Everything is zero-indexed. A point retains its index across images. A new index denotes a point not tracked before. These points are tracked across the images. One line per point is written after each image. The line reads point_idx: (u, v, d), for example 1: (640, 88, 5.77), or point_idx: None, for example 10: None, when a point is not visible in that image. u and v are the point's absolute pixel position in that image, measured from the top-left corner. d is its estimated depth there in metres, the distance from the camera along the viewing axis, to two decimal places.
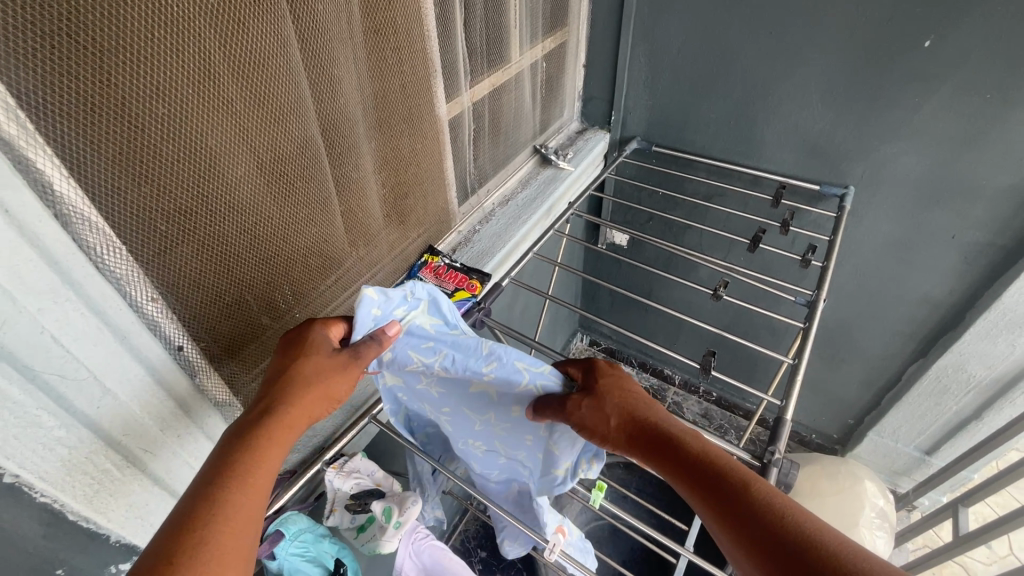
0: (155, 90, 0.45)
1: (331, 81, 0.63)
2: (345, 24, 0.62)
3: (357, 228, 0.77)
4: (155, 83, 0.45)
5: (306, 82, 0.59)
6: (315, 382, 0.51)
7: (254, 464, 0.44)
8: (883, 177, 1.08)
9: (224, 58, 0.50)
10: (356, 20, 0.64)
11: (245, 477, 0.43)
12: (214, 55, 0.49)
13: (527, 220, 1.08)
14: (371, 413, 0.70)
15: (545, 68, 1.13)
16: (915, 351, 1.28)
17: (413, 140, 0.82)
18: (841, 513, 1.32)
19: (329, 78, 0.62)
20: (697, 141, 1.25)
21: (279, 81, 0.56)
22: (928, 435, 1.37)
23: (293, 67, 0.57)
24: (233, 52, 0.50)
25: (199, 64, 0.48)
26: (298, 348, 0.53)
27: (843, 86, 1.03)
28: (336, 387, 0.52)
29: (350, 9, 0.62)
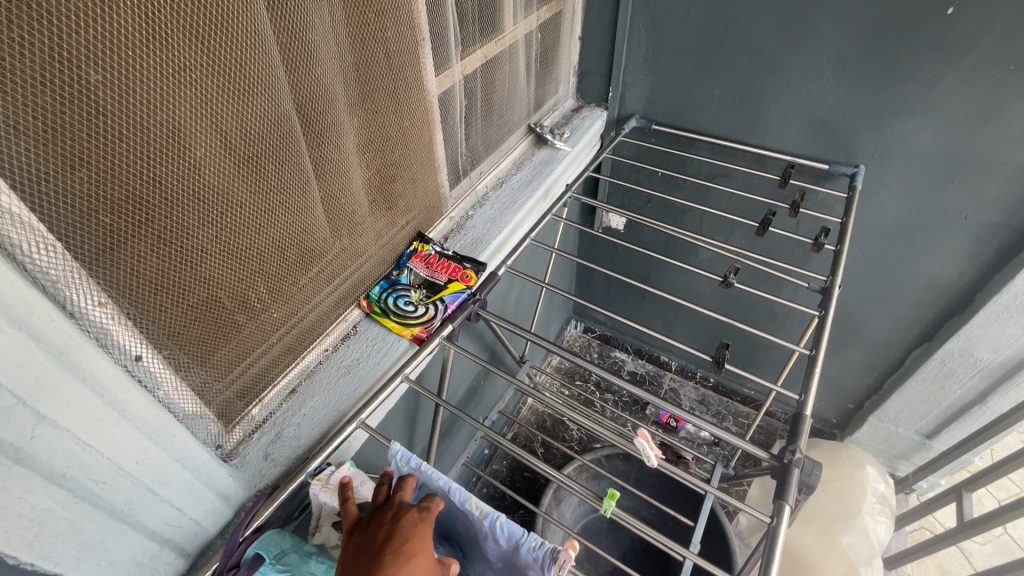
0: (89, 53, 0.37)
1: (306, 45, 0.54)
2: None
3: (341, 216, 0.70)
4: (88, 44, 0.37)
5: (276, 47, 0.51)
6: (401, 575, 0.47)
7: None
8: (894, 155, 1.03)
9: (173, 14, 0.41)
10: None
11: None
12: (161, 11, 0.41)
13: (523, 204, 1.01)
14: (360, 418, 0.64)
15: (540, 39, 1.05)
16: (919, 335, 1.26)
17: (400, 119, 0.74)
18: (844, 498, 1.30)
19: (303, 42, 0.54)
20: (700, 119, 1.18)
21: (245, 48, 0.48)
22: (929, 418, 1.35)
23: (260, 29, 0.49)
24: (184, 7, 0.42)
25: (143, 20, 0.40)
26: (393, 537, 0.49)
27: (858, 58, 0.97)
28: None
29: None
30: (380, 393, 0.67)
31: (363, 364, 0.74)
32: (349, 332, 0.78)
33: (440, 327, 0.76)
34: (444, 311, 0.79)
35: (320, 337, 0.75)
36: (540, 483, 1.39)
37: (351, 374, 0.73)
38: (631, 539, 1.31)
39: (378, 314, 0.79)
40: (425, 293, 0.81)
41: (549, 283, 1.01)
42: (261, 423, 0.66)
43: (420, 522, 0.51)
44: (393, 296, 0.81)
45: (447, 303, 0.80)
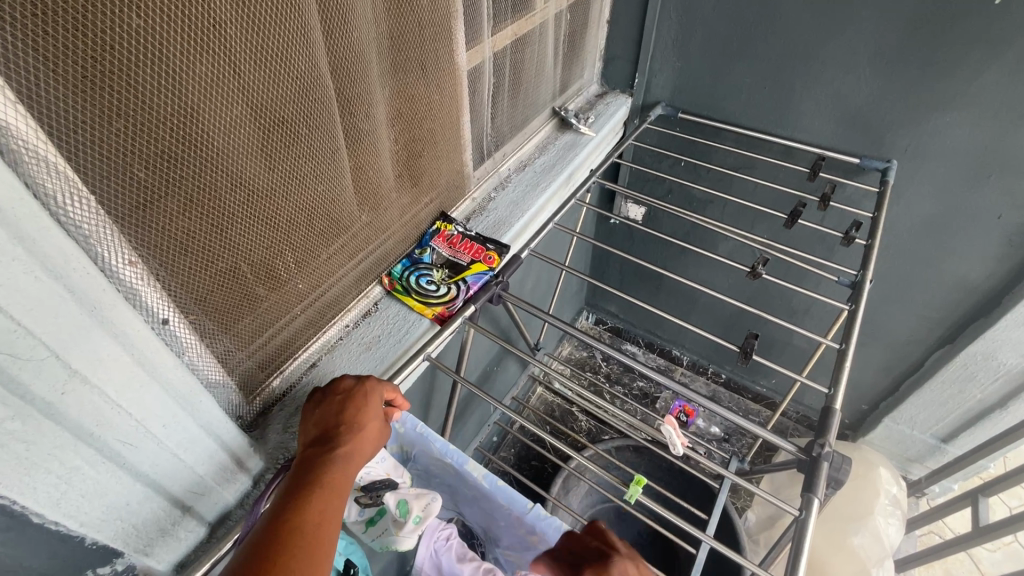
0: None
1: (343, 8, 0.53)
2: None
3: (368, 189, 0.68)
4: None
5: (315, 7, 0.50)
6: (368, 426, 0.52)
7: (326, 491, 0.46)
8: (929, 150, 1.01)
9: None
10: None
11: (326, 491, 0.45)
12: None
13: (546, 188, 1.00)
14: None
15: (569, 20, 1.03)
16: (942, 337, 1.24)
17: (429, 93, 0.72)
18: (855, 498, 1.28)
19: (340, 5, 0.52)
20: (728, 108, 1.16)
21: (283, 7, 0.46)
22: (947, 422, 1.33)
23: None
24: None
25: None
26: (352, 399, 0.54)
27: (896, 48, 0.94)
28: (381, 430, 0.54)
29: None
30: (402, 370, 0.66)
31: (385, 341, 0.73)
32: (370, 309, 0.77)
33: (462, 307, 0.75)
34: (466, 291, 0.78)
35: (341, 312, 0.74)
36: (549, 471, 1.38)
37: (372, 351, 0.72)
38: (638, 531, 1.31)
39: (400, 292, 0.78)
40: (448, 273, 0.80)
41: (570, 269, 1.00)
42: (282, 396, 0.65)
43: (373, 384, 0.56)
44: (415, 274, 0.80)
45: (469, 283, 0.79)
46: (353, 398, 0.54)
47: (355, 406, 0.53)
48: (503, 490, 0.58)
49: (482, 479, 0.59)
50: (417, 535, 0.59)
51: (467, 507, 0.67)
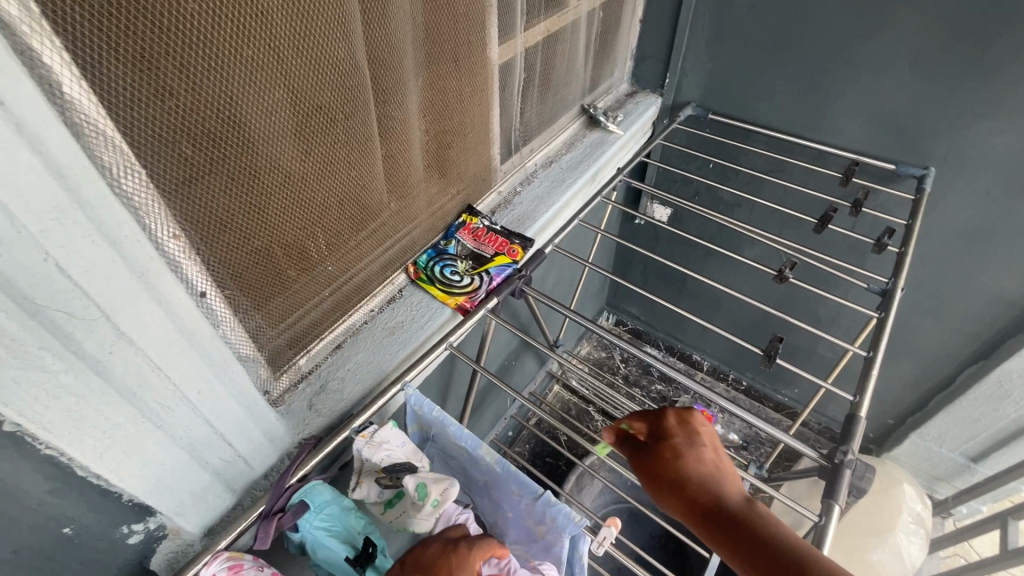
0: None
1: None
2: None
3: (397, 178, 0.70)
4: None
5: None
6: None
7: None
8: (968, 159, 0.98)
9: None
10: None
11: None
12: None
13: (572, 184, 1.00)
14: (405, 379, 0.65)
15: (601, 18, 1.03)
16: (976, 353, 1.20)
17: (461, 86, 0.73)
18: (876, 514, 1.25)
19: None
20: (759, 110, 1.15)
21: None
22: (977, 441, 1.29)
23: None
24: None
25: None
26: None
27: (938, 53, 0.91)
28: None
29: None
30: (424, 355, 0.68)
31: (408, 328, 0.74)
32: (395, 296, 0.79)
33: (485, 297, 0.76)
34: (489, 283, 0.79)
35: (366, 298, 0.76)
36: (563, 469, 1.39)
37: (395, 336, 0.73)
38: (651, 532, 1.30)
39: (424, 281, 0.79)
40: (472, 264, 0.81)
41: (593, 266, 1.00)
42: (307, 374, 0.68)
43: (460, 565, 0.50)
44: (440, 265, 0.81)
45: (492, 275, 0.80)
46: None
47: None
48: (516, 476, 0.59)
49: (495, 465, 0.60)
50: (435, 520, 0.58)
51: (479, 495, 0.67)
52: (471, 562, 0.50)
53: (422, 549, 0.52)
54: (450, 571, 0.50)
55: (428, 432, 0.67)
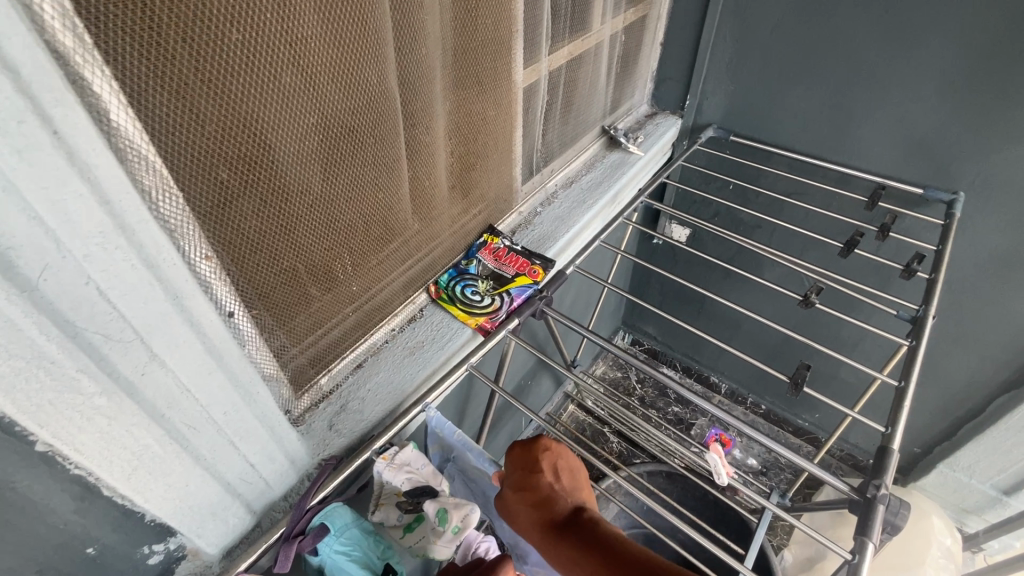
0: (228, 15, 0.39)
1: (414, 25, 0.55)
2: None
3: (422, 198, 0.70)
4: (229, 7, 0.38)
5: (388, 24, 0.52)
6: None
7: None
8: (998, 183, 0.96)
9: None
10: None
11: None
12: None
13: (592, 205, 1.00)
14: (425, 399, 0.64)
15: (624, 41, 1.04)
16: (1008, 380, 1.16)
17: (486, 108, 0.74)
18: (903, 547, 1.21)
19: (412, 22, 0.55)
20: (781, 133, 1.14)
21: (359, 24, 0.49)
22: (1009, 473, 1.24)
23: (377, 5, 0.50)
24: None
25: None
26: None
27: (967, 76, 0.90)
28: None
29: None
30: (446, 376, 0.67)
31: (429, 348, 0.74)
32: (415, 315, 0.79)
33: (506, 318, 0.76)
34: (510, 303, 0.79)
35: (387, 317, 0.75)
36: None
37: (416, 356, 0.73)
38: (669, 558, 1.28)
39: (445, 300, 0.79)
40: (492, 284, 0.81)
41: (612, 286, 0.99)
42: (328, 393, 0.67)
43: None
44: (461, 284, 0.81)
45: (514, 295, 0.80)
46: None
47: None
48: None
49: None
50: (455, 546, 0.56)
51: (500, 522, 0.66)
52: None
53: None
54: None
55: (449, 455, 0.67)
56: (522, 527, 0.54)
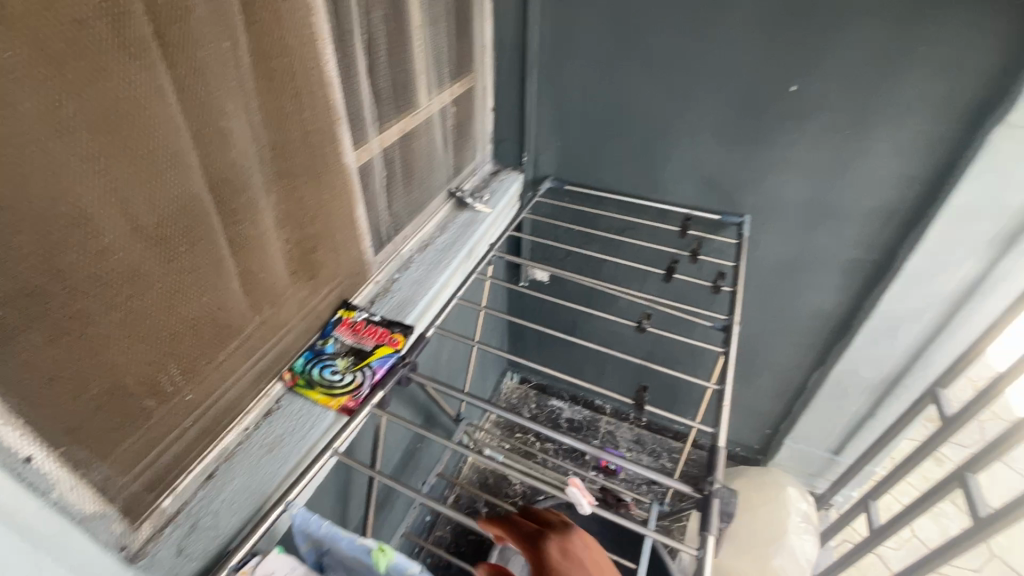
0: None
1: (217, 130, 0.56)
2: (231, 69, 0.56)
3: (260, 290, 0.69)
4: None
5: (186, 134, 0.53)
6: None
7: None
8: (770, 205, 1.19)
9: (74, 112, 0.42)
10: (245, 65, 0.58)
11: None
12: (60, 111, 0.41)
13: (448, 265, 1.05)
14: (285, 499, 0.62)
15: (455, 112, 1.13)
16: (816, 360, 1.40)
17: (319, 193, 0.76)
18: (770, 520, 1.38)
19: (214, 127, 0.56)
20: (606, 179, 1.31)
21: (149, 138, 0.49)
22: (835, 435, 1.48)
23: (168, 117, 0.50)
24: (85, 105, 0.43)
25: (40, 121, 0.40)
26: None
27: (729, 124, 1.12)
28: None
29: (237, 54, 0.57)
30: (306, 469, 0.65)
31: (289, 441, 0.71)
32: (272, 408, 0.76)
33: (369, 394, 0.76)
34: (373, 376, 0.78)
35: (238, 417, 0.72)
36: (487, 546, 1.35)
37: (275, 453, 0.70)
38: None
39: (303, 386, 0.77)
40: (353, 359, 0.81)
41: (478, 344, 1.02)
42: (173, 516, 0.62)
43: None
44: (319, 366, 0.79)
45: (375, 367, 0.79)
46: None
47: None
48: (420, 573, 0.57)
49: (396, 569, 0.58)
50: None
51: None
52: None
53: None
54: None
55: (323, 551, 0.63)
56: None
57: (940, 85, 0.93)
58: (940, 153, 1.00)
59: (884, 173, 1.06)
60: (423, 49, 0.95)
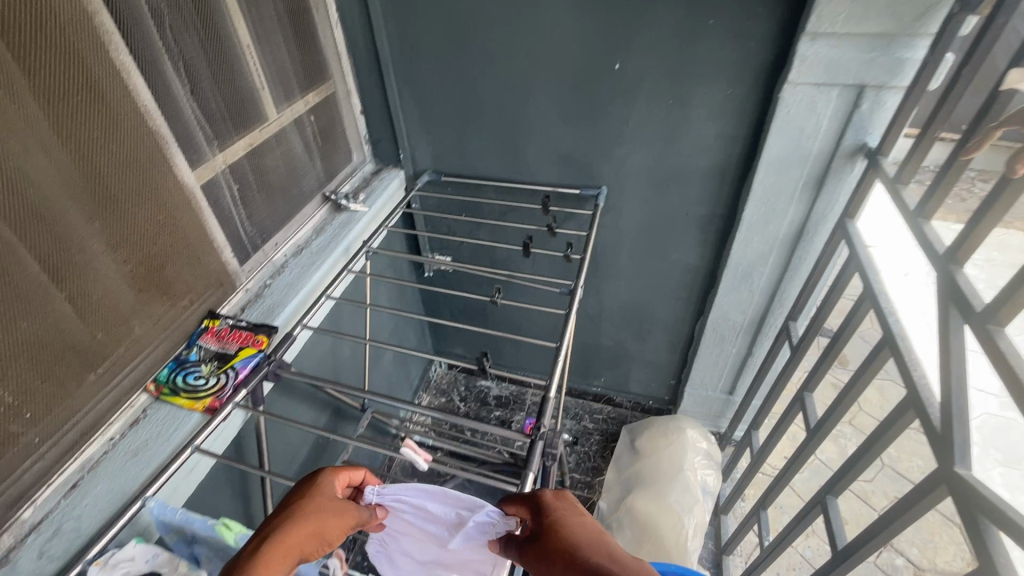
0: None
1: (23, 180, 0.64)
2: (33, 130, 0.64)
3: (100, 312, 0.76)
4: None
5: None
6: (316, 516, 0.58)
7: (289, 529, 0.55)
8: (623, 174, 1.29)
9: None
10: (44, 123, 0.65)
11: (305, 548, 0.56)
12: None
13: (322, 264, 1.13)
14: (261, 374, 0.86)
15: (314, 120, 1.20)
16: (696, 309, 1.53)
17: (158, 218, 0.83)
18: (672, 460, 1.55)
19: (21, 182, 0.63)
20: (477, 167, 1.40)
21: None
22: (725, 376, 1.62)
23: None
24: None
25: None
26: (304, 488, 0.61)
27: (571, 106, 1.21)
28: (328, 529, 0.58)
29: (38, 118, 0.65)
30: (166, 466, 0.73)
31: (152, 444, 0.79)
32: (138, 416, 0.83)
33: (232, 393, 0.83)
34: (236, 377, 0.86)
35: (102, 429, 0.79)
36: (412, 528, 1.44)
37: (139, 456, 0.78)
38: None
39: (167, 394, 0.84)
40: (216, 364, 0.88)
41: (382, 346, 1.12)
42: (38, 523, 0.69)
43: (324, 501, 0.60)
44: (182, 374, 0.86)
45: (238, 369, 0.87)
46: (309, 500, 0.59)
47: (311, 507, 0.59)
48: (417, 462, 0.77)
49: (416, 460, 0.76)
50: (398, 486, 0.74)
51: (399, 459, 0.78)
52: (323, 477, 0.63)
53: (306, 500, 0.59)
54: (315, 496, 0.60)
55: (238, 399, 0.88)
56: (327, 489, 0.62)
57: (733, 50, 1.04)
58: (749, 111, 1.11)
59: (708, 135, 1.17)
60: (256, 65, 1.00)
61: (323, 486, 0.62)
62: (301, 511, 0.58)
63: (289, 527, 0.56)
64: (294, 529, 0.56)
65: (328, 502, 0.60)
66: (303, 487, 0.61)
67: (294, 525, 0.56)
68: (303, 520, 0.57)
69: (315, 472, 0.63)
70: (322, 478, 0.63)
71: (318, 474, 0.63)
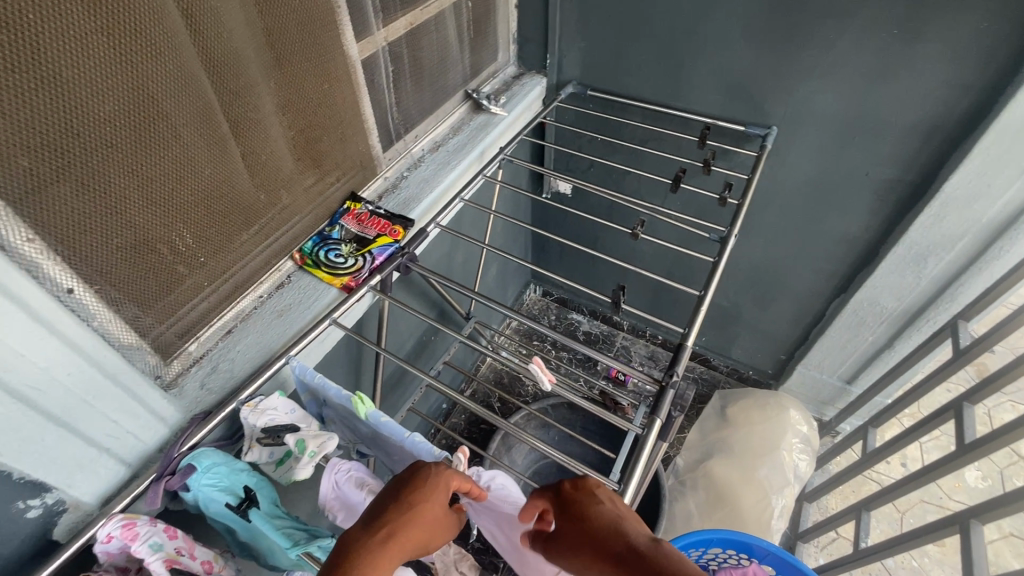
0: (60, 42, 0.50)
1: (216, 26, 0.63)
2: None
3: (263, 174, 0.78)
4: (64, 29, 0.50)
5: (188, 33, 0.60)
6: (425, 530, 0.52)
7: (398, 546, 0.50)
8: (803, 116, 1.11)
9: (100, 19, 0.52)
10: None
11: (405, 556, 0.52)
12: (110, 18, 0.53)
13: (458, 164, 1.10)
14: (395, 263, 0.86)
15: (471, 7, 1.12)
16: (838, 286, 1.36)
17: (321, 88, 0.81)
18: (767, 436, 1.46)
19: (214, 27, 0.63)
20: (629, 85, 1.26)
21: (159, 36, 0.58)
22: (849, 364, 1.46)
23: (172, 15, 0.58)
24: (110, 12, 0.53)
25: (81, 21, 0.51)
26: (417, 487, 0.54)
27: (762, 24, 1.03)
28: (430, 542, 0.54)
29: None
30: (308, 332, 0.76)
31: (294, 309, 0.83)
32: (283, 281, 0.87)
33: (368, 276, 0.85)
34: (372, 262, 0.87)
35: (253, 286, 0.84)
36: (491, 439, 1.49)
37: (283, 317, 0.82)
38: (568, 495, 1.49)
39: (310, 265, 0.87)
40: (356, 246, 0.89)
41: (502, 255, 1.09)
42: (199, 358, 0.76)
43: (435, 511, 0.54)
44: (324, 249, 0.89)
45: (375, 254, 0.88)
46: (421, 509, 0.53)
47: (425, 517, 0.52)
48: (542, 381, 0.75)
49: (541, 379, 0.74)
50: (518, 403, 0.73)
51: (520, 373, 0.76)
52: (441, 480, 0.55)
53: (420, 505, 0.53)
54: (426, 502, 0.53)
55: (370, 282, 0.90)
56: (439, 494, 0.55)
57: None
58: (1001, 55, 0.88)
59: (931, 79, 0.96)
60: None
61: (437, 493, 0.54)
62: (417, 520, 0.52)
63: (398, 543, 0.50)
64: (401, 544, 0.51)
65: (438, 513, 0.54)
66: (422, 486, 0.53)
67: (403, 539, 0.51)
68: (412, 534, 0.51)
69: (435, 473, 0.55)
70: (437, 480, 0.54)
71: (437, 473, 0.55)
